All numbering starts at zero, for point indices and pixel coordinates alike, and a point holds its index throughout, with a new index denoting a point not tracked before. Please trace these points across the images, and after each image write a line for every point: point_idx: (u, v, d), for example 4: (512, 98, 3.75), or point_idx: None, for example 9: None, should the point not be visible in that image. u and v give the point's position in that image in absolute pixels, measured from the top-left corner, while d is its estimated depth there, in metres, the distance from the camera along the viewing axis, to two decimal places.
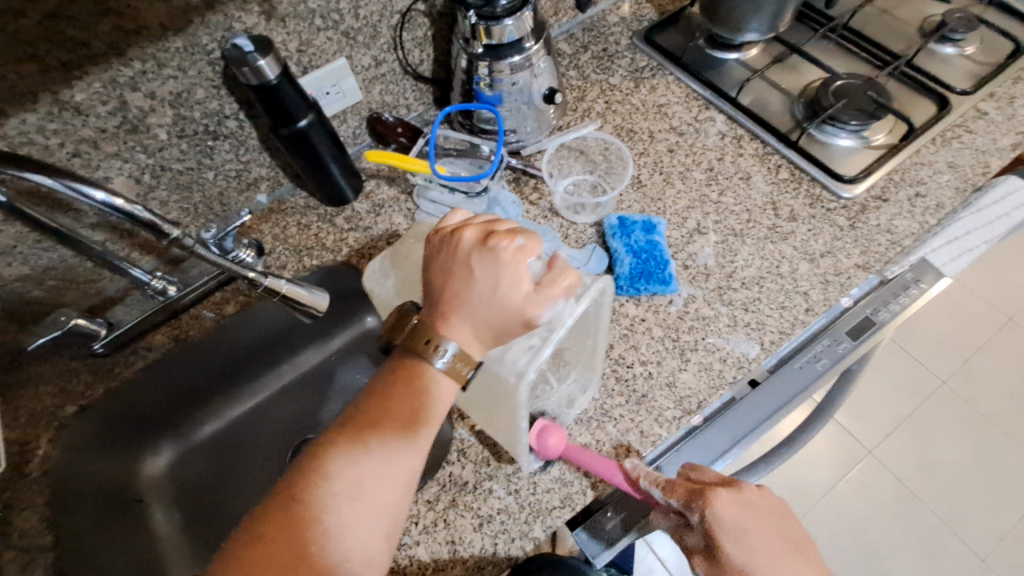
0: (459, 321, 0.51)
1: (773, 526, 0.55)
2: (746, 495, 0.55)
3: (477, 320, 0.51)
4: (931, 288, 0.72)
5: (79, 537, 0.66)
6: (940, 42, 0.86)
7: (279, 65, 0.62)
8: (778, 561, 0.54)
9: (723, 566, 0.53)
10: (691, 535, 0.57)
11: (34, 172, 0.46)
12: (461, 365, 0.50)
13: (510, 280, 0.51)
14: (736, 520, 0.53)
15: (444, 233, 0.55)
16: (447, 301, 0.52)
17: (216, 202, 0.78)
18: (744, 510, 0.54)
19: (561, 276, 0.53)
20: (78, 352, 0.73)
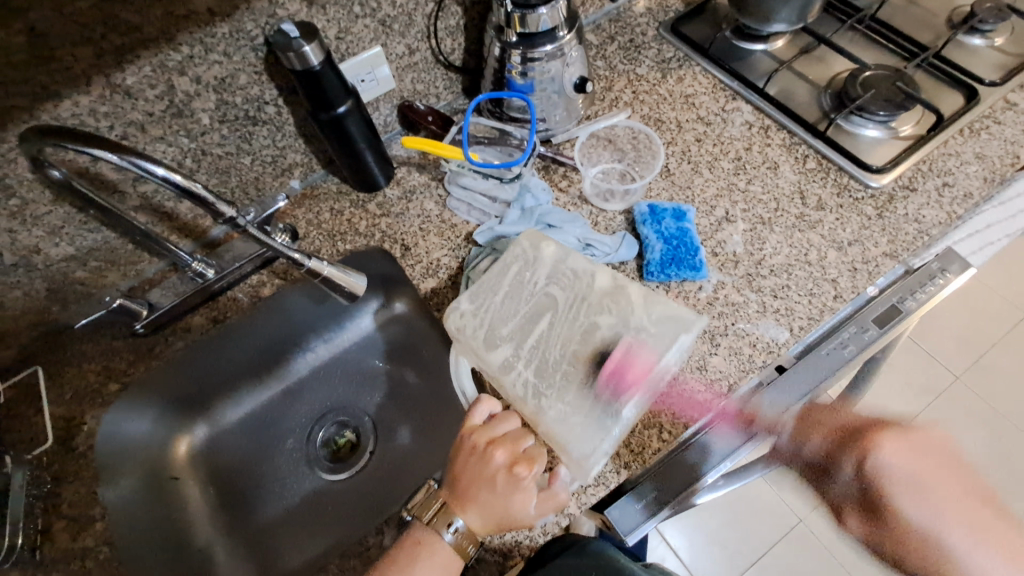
0: (470, 514, 0.57)
1: (935, 470, 0.55)
2: (921, 438, 0.57)
3: (483, 518, 0.56)
4: (958, 277, 0.72)
5: (121, 512, 0.68)
6: (969, 34, 0.87)
7: (322, 51, 0.63)
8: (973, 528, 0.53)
9: (888, 521, 0.56)
10: (830, 486, 0.60)
11: (102, 149, 0.50)
12: (466, 542, 0.56)
13: (519, 497, 0.57)
14: (902, 468, 0.56)
15: (476, 443, 0.59)
16: (467, 495, 0.57)
17: (252, 187, 0.80)
18: (919, 451, 0.56)
19: (557, 493, 0.59)
20: (119, 333, 0.77)
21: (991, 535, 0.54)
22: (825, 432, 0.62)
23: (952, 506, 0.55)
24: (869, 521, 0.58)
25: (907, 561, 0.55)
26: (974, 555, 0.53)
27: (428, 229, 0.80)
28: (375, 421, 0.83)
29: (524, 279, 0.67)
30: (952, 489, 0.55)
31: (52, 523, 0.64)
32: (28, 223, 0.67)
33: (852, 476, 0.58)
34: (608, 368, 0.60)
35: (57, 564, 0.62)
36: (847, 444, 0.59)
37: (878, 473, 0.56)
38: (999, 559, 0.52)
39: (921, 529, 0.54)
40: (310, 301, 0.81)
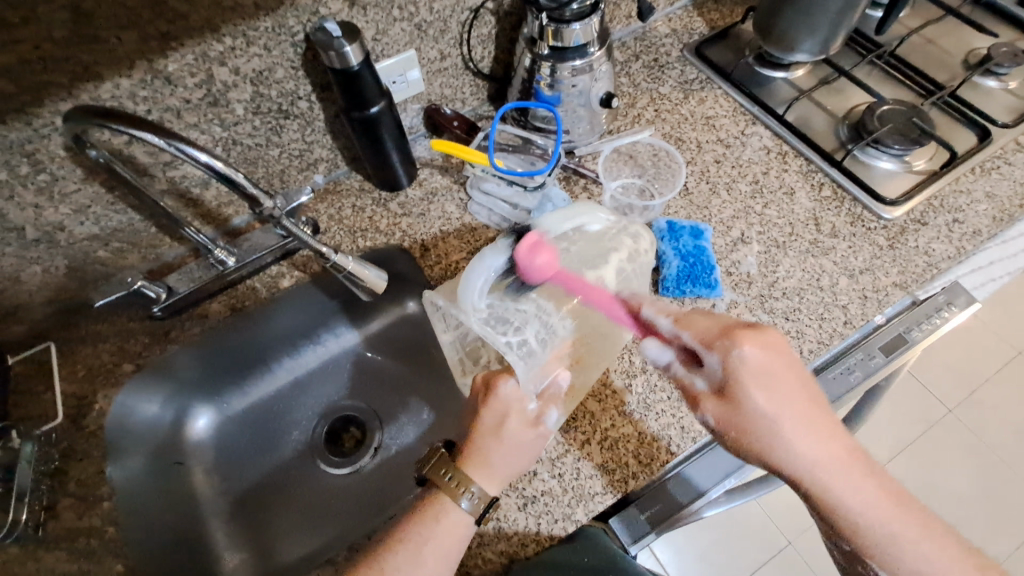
0: (490, 476, 0.55)
1: (782, 379, 0.54)
2: (770, 336, 0.55)
3: (503, 476, 0.56)
4: (961, 312, 0.74)
5: (131, 494, 0.69)
6: (984, 76, 0.89)
7: (362, 52, 0.65)
8: (793, 402, 0.54)
9: (737, 405, 0.54)
10: (696, 376, 0.58)
11: (152, 134, 0.52)
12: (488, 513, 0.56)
13: (529, 448, 0.57)
14: (760, 361, 0.54)
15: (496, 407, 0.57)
16: (476, 449, 0.56)
17: (277, 178, 0.81)
18: (774, 352, 0.54)
19: (551, 404, 0.59)
20: (136, 314, 0.77)
21: (822, 424, 0.54)
22: (694, 329, 0.57)
23: (789, 397, 0.54)
24: (725, 405, 0.55)
25: (744, 434, 0.55)
26: (806, 436, 0.54)
27: (449, 231, 0.82)
28: (382, 418, 0.83)
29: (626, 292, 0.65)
30: (794, 387, 0.54)
31: (57, 500, 0.64)
32: (55, 200, 0.67)
33: (717, 366, 0.55)
34: (526, 241, 0.57)
35: (59, 542, 0.61)
36: (714, 342, 0.55)
37: (735, 367, 0.54)
38: (806, 428, 0.54)
39: (770, 420, 0.54)
40: (326, 296, 0.82)
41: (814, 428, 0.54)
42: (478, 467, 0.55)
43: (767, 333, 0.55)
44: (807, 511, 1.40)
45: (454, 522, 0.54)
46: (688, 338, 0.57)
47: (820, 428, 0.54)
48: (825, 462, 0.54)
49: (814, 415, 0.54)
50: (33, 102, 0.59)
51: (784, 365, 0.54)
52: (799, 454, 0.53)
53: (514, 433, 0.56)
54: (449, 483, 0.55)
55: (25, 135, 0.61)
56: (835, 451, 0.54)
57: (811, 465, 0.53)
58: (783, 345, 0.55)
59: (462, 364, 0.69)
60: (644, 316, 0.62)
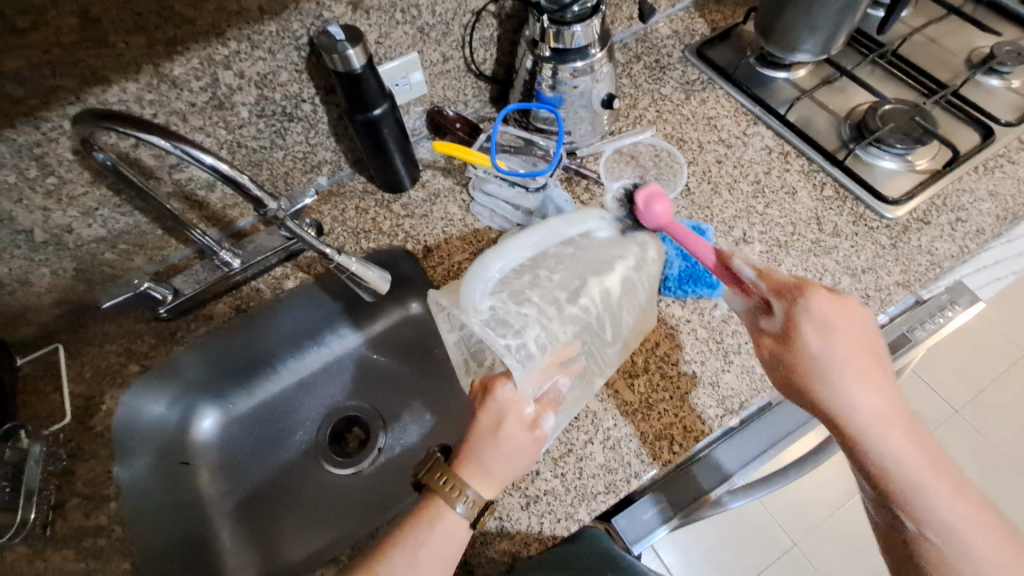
0: (485, 478, 0.55)
1: (848, 330, 0.55)
2: (846, 297, 0.56)
3: (498, 480, 0.56)
4: (965, 310, 0.75)
5: (138, 493, 0.70)
6: (987, 74, 0.89)
7: (365, 55, 0.66)
8: (852, 353, 0.55)
9: (796, 347, 0.56)
10: (766, 322, 0.60)
11: (157, 137, 0.52)
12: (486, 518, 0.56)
13: (524, 450, 0.57)
14: (829, 309, 0.55)
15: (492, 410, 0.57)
16: (471, 451, 0.56)
17: (281, 181, 0.82)
18: (845, 307, 0.56)
19: (548, 410, 0.59)
20: (142, 316, 0.78)
21: (876, 371, 0.55)
22: (778, 279, 0.59)
23: (851, 343, 0.55)
24: (785, 346, 0.57)
25: (795, 372, 0.56)
26: (860, 385, 0.55)
27: (451, 232, 0.82)
28: (385, 419, 0.84)
29: (625, 293, 0.64)
30: (858, 336, 0.55)
31: (65, 499, 0.64)
32: (63, 202, 0.68)
33: (781, 313, 0.58)
34: (642, 193, 0.66)
35: (67, 541, 0.61)
36: (786, 289, 0.57)
37: (802, 312, 0.56)
38: (857, 377, 0.55)
39: (826, 364, 0.55)
40: (330, 297, 0.83)
41: (871, 383, 0.55)
42: (476, 471, 0.55)
43: (843, 294, 0.57)
44: (812, 512, 1.39)
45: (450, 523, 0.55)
46: (765, 288, 0.59)
47: (874, 377, 0.55)
48: (878, 413, 0.54)
49: (869, 364, 0.55)
50: (42, 106, 0.60)
51: (852, 324, 0.55)
52: (851, 403, 0.54)
53: (509, 434, 0.56)
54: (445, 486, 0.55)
55: (34, 138, 0.61)
56: (887, 405, 0.55)
57: (862, 414, 0.54)
58: (860, 312, 0.56)
59: (467, 365, 0.68)
60: (734, 267, 0.61)
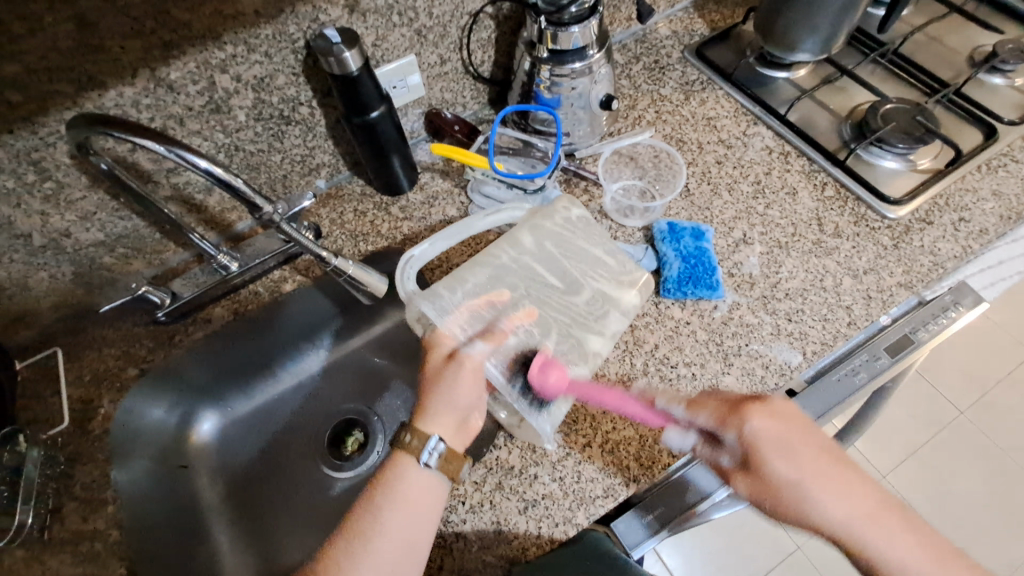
0: (431, 415, 0.57)
1: (795, 432, 0.54)
2: (777, 403, 0.55)
3: (445, 414, 0.57)
4: (969, 311, 0.73)
5: (135, 498, 0.69)
6: (989, 73, 0.88)
7: (361, 58, 0.65)
8: (817, 473, 0.53)
9: (765, 478, 0.53)
10: (720, 454, 0.57)
11: (151, 141, 0.52)
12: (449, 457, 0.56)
13: (456, 376, 0.59)
14: (772, 429, 0.53)
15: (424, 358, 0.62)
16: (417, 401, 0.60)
17: (279, 184, 0.82)
18: (782, 419, 0.54)
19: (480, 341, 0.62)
20: (140, 320, 0.78)
21: (840, 479, 0.53)
22: (707, 407, 0.56)
23: (812, 459, 0.53)
24: (755, 479, 0.54)
25: (782, 509, 0.53)
26: (831, 497, 0.52)
27: (449, 235, 0.82)
28: (383, 422, 0.83)
29: (573, 256, 0.73)
30: (812, 445, 0.54)
31: (63, 503, 0.65)
32: (61, 207, 0.68)
33: (734, 442, 0.54)
34: (656, 244, 0.70)
35: (65, 546, 0.62)
36: (727, 418, 0.55)
37: (755, 440, 0.53)
38: (832, 490, 0.52)
39: (800, 485, 0.52)
40: (328, 300, 0.82)
41: (847, 493, 0.53)
42: (429, 423, 0.57)
43: (773, 400, 0.55)
44: None
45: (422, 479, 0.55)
46: (703, 420, 0.56)
47: (846, 486, 0.53)
48: (860, 515, 0.52)
49: (830, 471, 0.53)
50: (40, 111, 0.60)
51: (794, 426, 0.54)
52: (831, 517, 0.52)
53: (435, 367, 0.60)
54: (412, 445, 0.56)
55: (31, 143, 0.62)
56: (867, 506, 0.52)
57: (845, 526, 0.52)
58: (791, 410, 0.55)
59: None
60: (661, 408, 0.59)
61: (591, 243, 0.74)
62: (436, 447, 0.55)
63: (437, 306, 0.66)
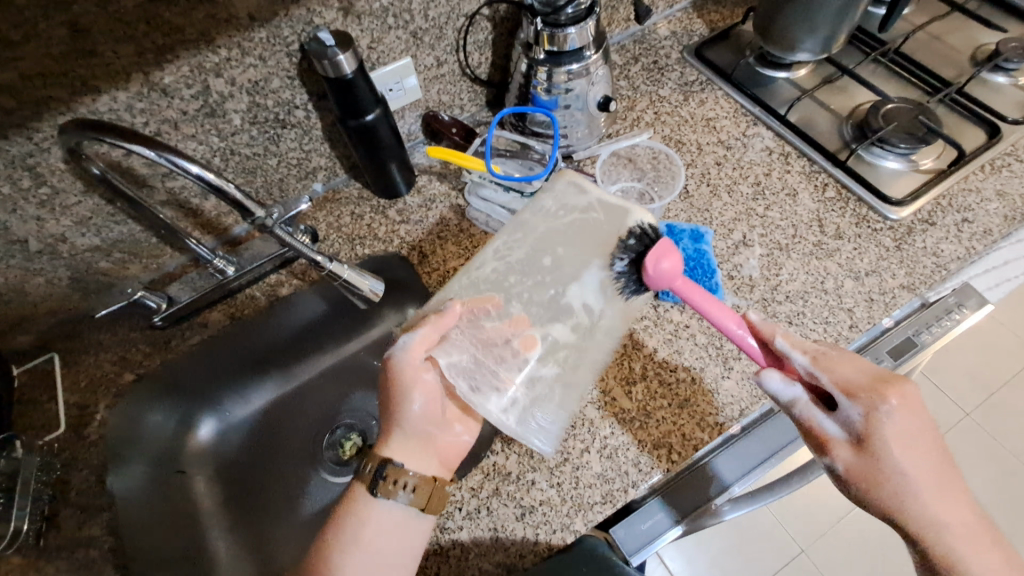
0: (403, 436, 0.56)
1: (922, 426, 0.52)
2: (915, 395, 0.53)
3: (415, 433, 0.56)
4: (974, 313, 0.72)
5: (131, 503, 0.69)
6: (992, 71, 0.87)
7: (355, 60, 0.65)
8: (928, 471, 0.52)
9: (876, 460, 0.52)
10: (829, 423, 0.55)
11: (142, 146, 0.52)
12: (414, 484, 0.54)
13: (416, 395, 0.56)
14: (903, 418, 0.52)
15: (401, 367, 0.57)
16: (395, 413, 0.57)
17: (276, 188, 0.81)
18: (915, 411, 0.52)
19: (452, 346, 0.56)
20: (137, 325, 0.78)
21: (951, 479, 0.53)
22: (835, 371, 0.54)
23: (927, 456, 0.52)
24: (862, 456, 0.53)
25: (877, 493, 0.53)
26: (939, 498, 0.52)
27: (447, 238, 0.81)
28: (381, 428, 0.83)
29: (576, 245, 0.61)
30: (931, 444, 0.53)
31: (58, 510, 0.64)
32: (57, 212, 0.68)
33: (856, 417, 0.53)
34: (651, 250, 0.58)
35: (61, 552, 0.61)
36: (856, 390, 0.53)
37: (879, 422, 0.52)
38: (937, 490, 0.52)
39: (909, 480, 0.52)
40: (324, 304, 0.82)
41: (943, 493, 0.53)
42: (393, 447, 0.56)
43: (912, 391, 0.53)
44: (818, 520, 1.36)
45: (386, 514, 0.53)
46: (827, 382, 0.54)
47: (951, 485, 0.53)
48: (956, 522, 0.52)
49: (944, 474, 0.53)
50: (34, 117, 0.59)
51: (926, 424, 0.53)
52: (931, 514, 0.52)
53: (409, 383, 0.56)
54: (369, 475, 0.54)
55: (26, 149, 0.61)
56: (963, 516, 0.53)
57: (939, 528, 0.52)
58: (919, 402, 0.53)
59: None
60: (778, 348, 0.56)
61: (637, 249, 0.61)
62: (403, 479, 0.53)
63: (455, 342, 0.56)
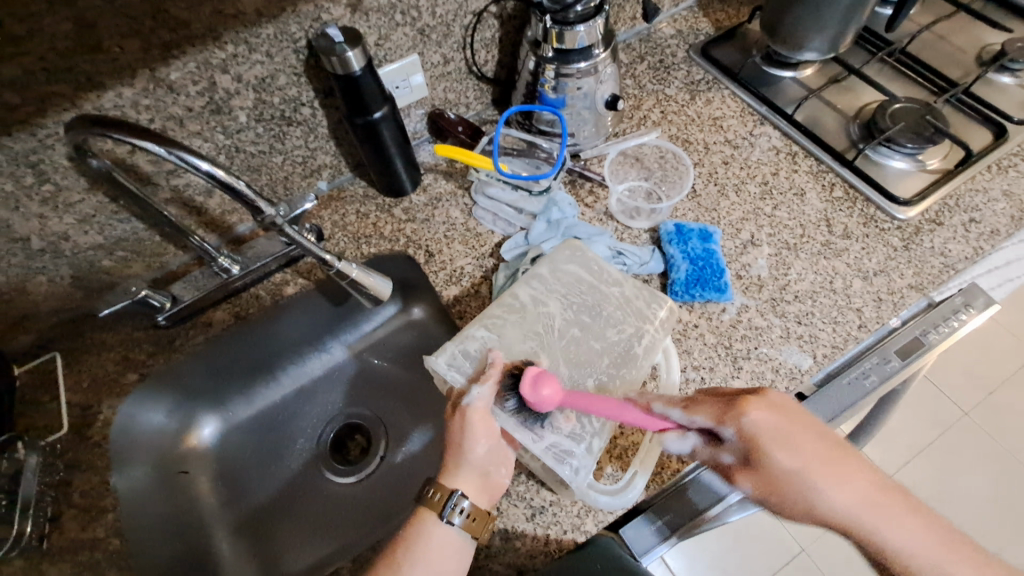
0: (460, 473, 0.54)
1: (795, 429, 0.51)
2: (773, 397, 0.52)
3: (470, 469, 0.54)
4: (980, 314, 0.71)
5: (135, 504, 0.68)
6: (998, 72, 0.87)
7: (364, 57, 0.64)
8: (822, 466, 0.50)
9: (764, 469, 0.51)
10: (720, 453, 0.53)
11: (150, 142, 0.51)
12: (474, 522, 0.53)
13: (475, 438, 0.54)
14: (771, 423, 0.50)
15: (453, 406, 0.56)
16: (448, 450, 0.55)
17: (280, 186, 0.81)
18: (783, 412, 0.51)
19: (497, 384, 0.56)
20: (139, 324, 0.77)
21: (841, 462, 0.51)
22: (704, 407, 0.53)
23: (813, 450, 0.50)
24: (756, 472, 0.51)
25: (776, 495, 0.51)
26: (839, 485, 0.50)
27: (453, 236, 0.81)
28: (388, 428, 0.82)
29: (585, 279, 0.66)
30: (808, 437, 0.51)
31: (62, 510, 0.64)
32: (60, 210, 0.67)
33: (734, 439, 0.51)
34: (631, 264, 0.65)
35: (64, 555, 0.61)
36: (722, 411, 0.52)
37: (750, 434, 0.50)
38: (832, 479, 0.50)
39: (797, 473, 0.50)
40: (330, 303, 0.81)
41: (833, 469, 0.50)
42: (451, 480, 0.54)
43: (771, 393, 0.52)
44: (819, 519, 1.37)
45: (445, 536, 0.52)
46: (701, 421, 0.53)
47: (847, 467, 0.51)
48: (863, 501, 0.50)
49: (837, 461, 0.51)
50: (39, 113, 0.58)
51: (795, 422, 0.51)
52: (831, 504, 0.50)
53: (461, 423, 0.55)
54: (435, 501, 0.53)
55: (30, 146, 0.60)
56: (867, 492, 0.50)
57: (848, 514, 0.50)
58: (785, 402, 0.52)
59: None
60: (658, 412, 0.55)
61: (610, 271, 0.67)
62: (463, 505, 0.52)
63: (447, 364, 0.60)
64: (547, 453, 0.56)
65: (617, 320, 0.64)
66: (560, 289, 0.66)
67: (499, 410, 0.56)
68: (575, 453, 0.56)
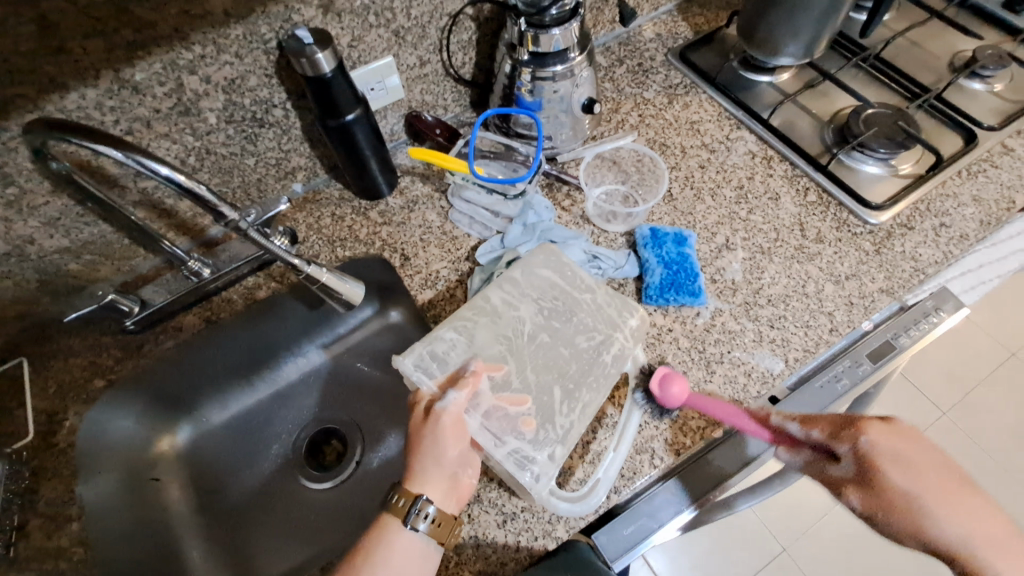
0: (427, 476, 0.54)
1: (927, 452, 0.56)
2: (900, 425, 0.56)
3: (438, 474, 0.54)
4: (951, 317, 0.73)
5: (100, 515, 0.66)
6: (968, 78, 0.89)
7: (335, 58, 0.64)
8: (937, 488, 0.54)
9: (881, 491, 0.55)
10: (834, 469, 0.58)
11: (108, 146, 0.50)
12: (440, 526, 0.53)
13: (446, 443, 0.55)
14: (893, 446, 0.55)
15: (423, 410, 0.57)
16: (416, 454, 0.55)
17: (254, 188, 0.80)
18: (903, 437, 0.56)
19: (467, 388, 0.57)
20: (108, 329, 0.75)
21: (953, 491, 0.54)
22: (821, 424, 0.59)
23: (935, 476, 0.54)
24: (869, 492, 0.56)
25: (893, 518, 0.54)
26: (954, 513, 0.53)
27: (429, 240, 0.80)
28: (363, 434, 0.81)
29: (557, 285, 0.66)
30: (940, 471, 0.55)
31: (27, 520, 0.60)
32: (24, 213, 0.66)
33: (849, 455, 0.57)
34: (656, 375, 0.65)
35: (31, 563, 0.57)
36: (840, 432, 0.58)
37: (868, 451, 0.55)
38: (954, 511, 0.53)
39: (916, 498, 0.54)
40: (304, 306, 0.80)
41: (950, 500, 0.54)
42: (418, 484, 0.54)
43: (895, 421, 0.57)
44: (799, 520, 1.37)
45: (410, 541, 0.52)
46: (817, 435, 0.59)
47: (960, 499, 0.54)
48: (989, 536, 0.52)
49: (957, 493, 0.54)
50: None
51: (923, 449, 0.56)
52: (957, 537, 0.52)
53: (431, 427, 0.55)
54: (400, 506, 0.53)
55: None
56: (989, 528, 0.52)
57: (970, 546, 0.52)
58: (913, 433, 0.56)
59: None
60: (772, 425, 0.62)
61: (583, 277, 0.67)
62: (429, 510, 0.52)
63: (413, 364, 0.60)
64: (506, 458, 0.56)
65: (590, 325, 0.64)
66: (531, 295, 0.66)
67: (467, 416, 0.57)
68: (537, 459, 0.56)
